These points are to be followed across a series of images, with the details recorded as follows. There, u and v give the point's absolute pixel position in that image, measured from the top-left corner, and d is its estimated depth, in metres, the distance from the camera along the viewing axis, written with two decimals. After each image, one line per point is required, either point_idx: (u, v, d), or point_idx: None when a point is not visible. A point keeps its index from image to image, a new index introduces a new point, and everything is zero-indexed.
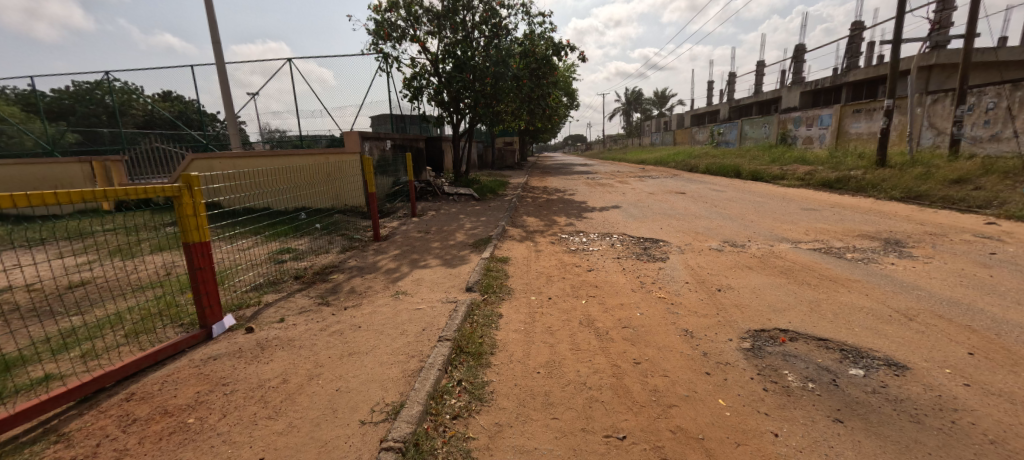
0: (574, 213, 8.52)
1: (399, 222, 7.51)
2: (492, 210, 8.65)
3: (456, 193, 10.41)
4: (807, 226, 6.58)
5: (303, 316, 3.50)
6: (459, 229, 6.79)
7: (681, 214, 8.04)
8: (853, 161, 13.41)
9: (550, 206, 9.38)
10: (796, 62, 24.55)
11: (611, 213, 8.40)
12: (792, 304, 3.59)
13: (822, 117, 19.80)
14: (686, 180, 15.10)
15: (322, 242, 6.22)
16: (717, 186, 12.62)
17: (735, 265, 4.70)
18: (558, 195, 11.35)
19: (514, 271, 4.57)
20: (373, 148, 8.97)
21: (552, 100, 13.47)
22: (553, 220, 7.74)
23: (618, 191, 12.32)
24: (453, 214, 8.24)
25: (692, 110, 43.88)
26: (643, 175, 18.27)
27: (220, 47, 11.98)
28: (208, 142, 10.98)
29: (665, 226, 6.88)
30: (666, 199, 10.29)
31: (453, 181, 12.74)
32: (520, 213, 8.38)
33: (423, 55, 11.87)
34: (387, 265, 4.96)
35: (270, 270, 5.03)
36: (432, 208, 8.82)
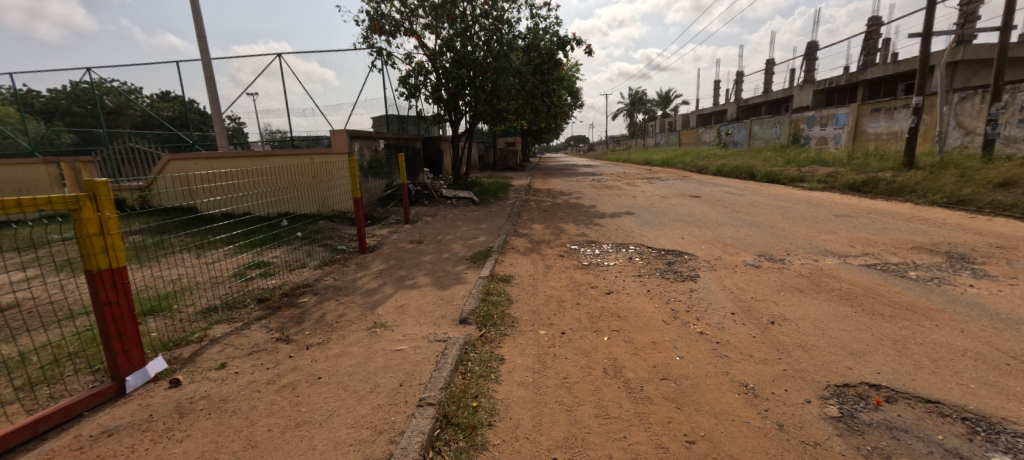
0: (583, 219, 7.76)
1: (389, 230, 6.78)
2: (493, 216, 7.91)
3: (455, 197, 9.65)
4: (849, 236, 5.81)
5: (250, 360, 2.75)
6: (455, 239, 6.04)
7: (702, 220, 7.29)
8: (878, 162, 12.62)
9: (556, 211, 8.63)
10: (808, 60, 23.70)
11: (624, 220, 7.66)
12: (872, 346, 2.82)
13: (837, 116, 18.97)
14: (699, 182, 14.33)
15: (300, 254, 5.49)
16: (733, 189, 11.85)
17: (781, 287, 3.94)
18: (564, 198, 10.60)
19: (519, 294, 3.83)
20: (364, 148, 8.19)
21: (557, 97, 12.72)
22: (561, 228, 6.99)
23: (628, 194, 11.57)
24: (451, 221, 7.50)
25: (698, 110, 43.03)
26: (651, 176, 17.51)
27: (205, 42, 11.31)
28: (194, 143, 10.50)
29: (687, 236, 6.13)
30: (682, 204, 9.52)
31: (453, 183, 11.99)
32: (524, 220, 7.63)
33: (419, 50, 11.14)
34: (369, 285, 4.22)
35: (233, 289, 4.31)
36: (427, 214, 8.08)
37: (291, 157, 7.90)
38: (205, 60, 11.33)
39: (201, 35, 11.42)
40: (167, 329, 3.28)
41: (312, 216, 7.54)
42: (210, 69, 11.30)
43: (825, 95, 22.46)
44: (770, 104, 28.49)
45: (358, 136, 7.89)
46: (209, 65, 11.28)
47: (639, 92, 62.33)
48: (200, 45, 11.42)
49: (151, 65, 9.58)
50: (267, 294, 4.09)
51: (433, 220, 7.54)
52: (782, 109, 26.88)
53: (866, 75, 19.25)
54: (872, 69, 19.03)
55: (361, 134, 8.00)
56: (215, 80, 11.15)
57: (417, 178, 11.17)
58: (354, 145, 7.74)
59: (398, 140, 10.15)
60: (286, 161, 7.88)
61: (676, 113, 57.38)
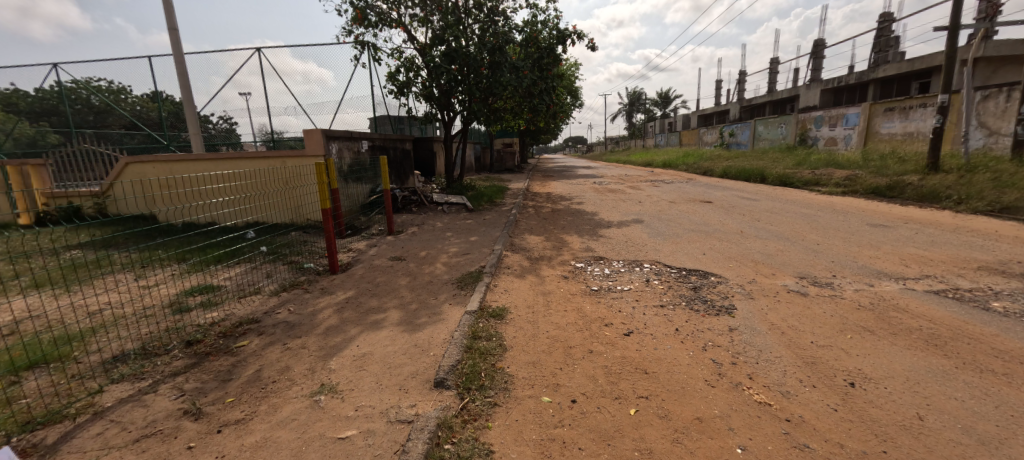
0: (587, 229, 6.96)
1: (369, 243, 5.98)
2: (487, 225, 7.11)
3: (446, 203, 8.87)
4: (897, 252, 5.04)
5: (131, 454, 1.94)
6: (442, 255, 5.25)
7: (721, 231, 6.52)
8: (897, 165, 11.88)
9: (556, 219, 7.85)
10: (815, 59, 22.97)
11: (633, 230, 6.88)
12: (1005, 427, 2.02)
13: (848, 116, 18.25)
14: (706, 185, 13.60)
15: (259, 275, 4.68)
16: (744, 193, 11.11)
17: (844, 325, 3.14)
18: (564, 204, 9.81)
19: (514, 336, 3.02)
20: (344, 150, 7.32)
21: (557, 95, 11.93)
22: (563, 240, 6.20)
23: (632, 198, 10.82)
24: (440, 231, 6.71)
25: (699, 110, 42.27)
26: (655, 179, 16.80)
27: (177, 35, 10.46)
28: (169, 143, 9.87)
29: (708, 251, 5.36)
30: (694, 210, 8.74)
31: (445, 187, 11.20)
32: (522, 230, 6.84)
33: (409, 44, 10.33)
34: (330, 321, 3.42)
35: (161, 327, 3.48)
36: (414, 223, 7.29)
37: (261, 161, 7.03)
38: (177, 55, 10.48)
39: (172, 27, 10.57)
40: (44, 393, 2.47)
41: (284, 227, 6.73)
42: (183, 65, 10.47)
43: (833, 94, 21.73)
44: (774, 105, 27.75)
45: (336, 137, 7.05)
46: (181, 60, 10.44)
47: (638, 92, 61.59)
48: (172, 38, 10.58)
49: (118, 62, 8.84)
50: (199, 333, 3.27)
51: (420, 231, 6.75)
52: (787, 109, 26.16)
53: (877, 73, 18.52)
54: (884, 68, 18.33)
55: (340, 135, 7.15)
56: (187, 76, 10.31)
57: (407, 181, 10.37)
58: (331, 147, 6.86)
59: (386, 141, 9.35)
60: (255, 164, 7.06)
61: (676, 113, 56.68)
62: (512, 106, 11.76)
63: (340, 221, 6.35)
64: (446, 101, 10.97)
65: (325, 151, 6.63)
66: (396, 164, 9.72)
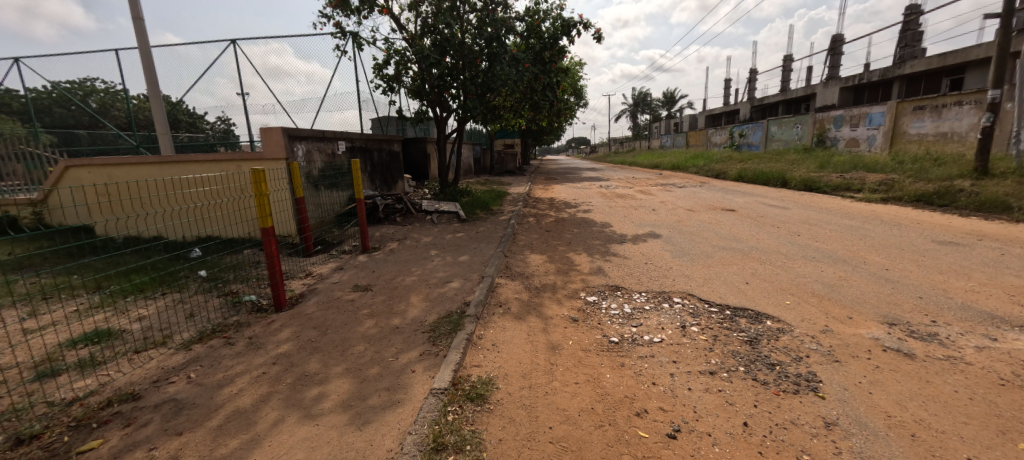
0: (597, 245, 5.89)
1: (335, 265, 4.95)
2: (480, 240, 6.06)
3: (437, 211, 7.94)
4: (996, 284, 3.95)
5: None
6: (419, 284, 4.20)
7: (758, 248, 5.46)
8: (938, 168, 10.75)
9: (561, 232, 6.80)
10: (833, 55, 21.80)
11: (651, 246, 5.82)
12: None
13: (872, 115, 17.11)
14: (723, 189, 12.54)
15: (181, 314, 3.65)
16: (768, 199, 10.04)
17: (1006, 423, 2.05)
18: (569, 212, 8.76)
19: (499, 441, 1.95)
20: (313, 152, 6.30)
21: (561, 91, 10.87)
22: (569, 261, 5.15)
23: (644, 205, 9.76)
24: (424, 248, 5.67)
25: (707, 110, 41.04)
26: (664, 182, 15.72)
27: (143, 25, 9.50)
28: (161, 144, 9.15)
29: (751, 279, 4.29)
30: (717, 221, 7.66)
31: (439, 193, 10.19)
32: (520, 246, 5.80)
33: (398, 34, 9.32)
34: (235, 400, 2.36)
35: (1, 404, 2.45)
36: (395, 237, 6.26)
37: (212, 166, 5.98)
38: (142, 47, 9.51)
39: (138, 16, 9.61)
40: None
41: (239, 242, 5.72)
42: (150, 58, 9.51)
43: (853, 93, 20.54)
44: (788, 104, 26.57)
45: (303, 136, 6.01)
46: (146, 52, 9.47)
47: (643, 92, 60.37)
48: (138, 29, 9.62)
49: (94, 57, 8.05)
50: (42, 420, 2.24)
51: (400, 248, 5.72)
52: (802, 109, 24.98)
53: (903, 70, 17.36)
54: (910, 64, 17.17)
55: (307, 134, 6.10)
56: (153, 70, 9.36)
57: (394, 186, 9.35)
58: (296, 149, 5.82)
59: (370, 142, 8.35)
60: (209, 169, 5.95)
61: (682, 114, 55.51)
62: (512, 104, 10.71)
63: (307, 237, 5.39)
64: (439, 98, 9.94)
65: (287, 153, 5.59)
66: (381, 168, 8.72)
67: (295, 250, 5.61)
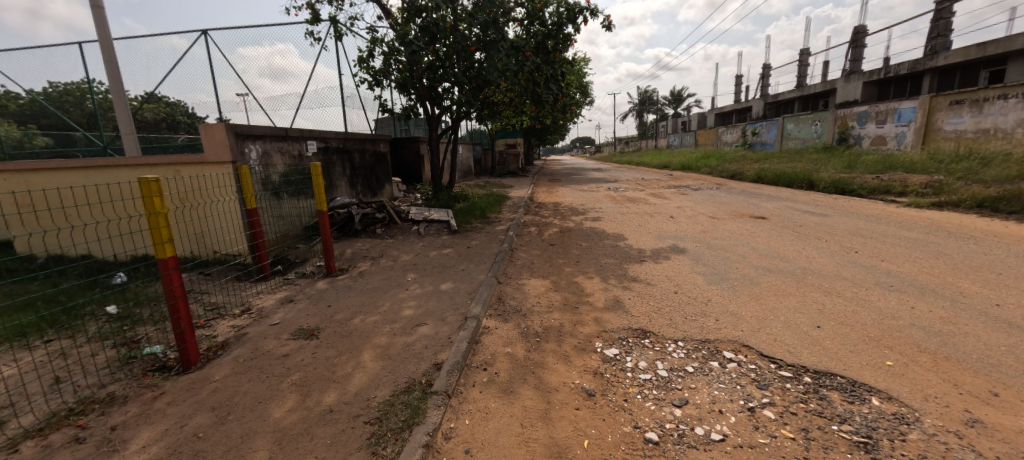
0: (612, 266, 4.84)
1: (284, 295, 3.95)
2: (470, 259, 5.04)
3: (425, 220, 7.00)
4: None
5: None
6: (382, 328, 3.18)
7: (814, 272, 4.39)
8: (990, 168, 9.59)
9: (567, 247, 5.76)
10: (854, 48, 20.57)
11: (678, 266, 4.78)
12: None
13: (901, 111, 15.91)
14: (744, 192, 11.46)
15: (44, 379, 2.64)
16: (800, 205, 8.96)
17: None
18: (577, 221, 7.73)
19: None
20: (273, 153, 5.31)
21: (568, 85, 9.82)
22: (579, 289, 4.11)
23: (660, 211, 8.71)
24: (402, 270, 4.66)
25: (716, 109, 39.77)
26: (677, 184, 14.63)
27: (102, 14, 8.57)
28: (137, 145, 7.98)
29: (823, 321, 3.23)
30: (748, 231, 6.60)
31: (431, 199, 9.17)
32: (518, 267, 4.77)
33: (383, 21, 8.34)
34: None
35: None
36: (370, 254, 5.26)
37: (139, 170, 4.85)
38: (103, 39, 8.59)
39: (97, 4, 8.68)
40: None
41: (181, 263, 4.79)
42: (111, 50, 8.59)
43: (877, 88, 19.28)
44: (804, 101, 25.31)
45: (258, 135, 5.00)
46: (107, 44, 8.55)
47: (649, 91, 59.13)
48: (98, 18, 8.70)
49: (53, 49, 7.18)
50: None
51: (373, 269, 4.71)
52: (820, 105, 23.73)
53: (936, 62, 16.10)
54: (944, 55, 15.91)
55: (264, 133, 5.09)
56: (115, 63, 8.43)
57: (380, 191, 8.37)
58: (248, 150, 4.83)
59: (351, 142, 7.36)
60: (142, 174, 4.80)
61: (689, 113, 54.15)
62: (513, 100, 9.67)
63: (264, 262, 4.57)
64: (430, 93, 8.92)
65: (235, 155, 4.59)
66: (364, 170, 7.73)
67: (248, 273, 4.68)
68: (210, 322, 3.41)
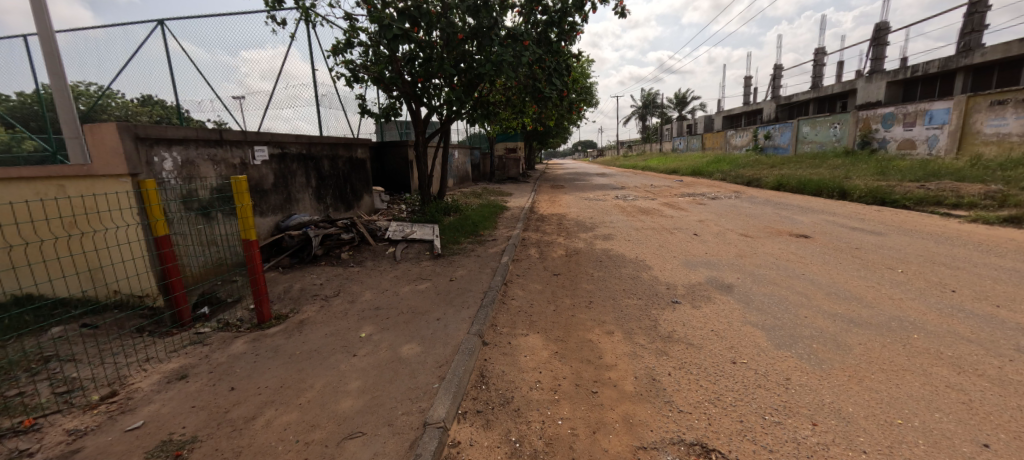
0: (636, 312, 3.65)
1: (177, 367, 2.79)
2: (450, 300, 3.86)
3: (405, 240, 5.93)
4: None
5: None
6: (292, 443, 2.01)
7: (915, 326, 3.20)
8: None
9: (576, 279, 4.59)
10: (876, 46, 19.42)
11: (724, 310, 3.61)
12: None
13: (933, 113, 14.73)
14: (769, 202, 10.30)
15: None
16: (842, 219, 7.79)
17: None
18: (585, 240, 6.57)
19: None
20: (202, 162, 4.17)
21: (574, 82, 8.68)
22: (595, 354, 2.93)
23: (681, 226, 7.54)
24: (357, 317, 3.50)
25: (724, 111, 38.59)
26: (691, 192, 13.45)
27: None
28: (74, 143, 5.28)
29: (987, 432, 2.05)
30: (795, 254, 5.43)
31: (417, 212, 8.01)
32: (511, 313, 3.60)
33: (361, 7, 7.23)
34: None
35: None
36: (322, 290, 4.10)
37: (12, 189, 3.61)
38: None
39: None
40: None
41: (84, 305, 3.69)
42: None
43: (901, 88, 18.07)
44: (820, 102, 24.09)
45: (175, 138, 3.84)
46: None
47: (653, 94, 58.00)
48: None
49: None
50: None
51: (318, 316, 3.55)
52: (837, 107, 22.52)
53: (971, 60, 14.93)
54: (980, 52, 14.74)
55: (186, 135, 3.94)
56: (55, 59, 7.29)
57: (357, 203, 7.23)
58: (158, 159, 3.68)
59: (319, 146, 6.22)
60: (7, 194, 3.60)
61: (695, 115, 52.99)
62: (510, 98, 8.51)
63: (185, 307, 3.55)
64: (413, 89, 7.72)
65: (135, 164, 3.43)
66: (336, 180, 6.60)
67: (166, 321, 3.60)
68: (39, 425, 2.22)
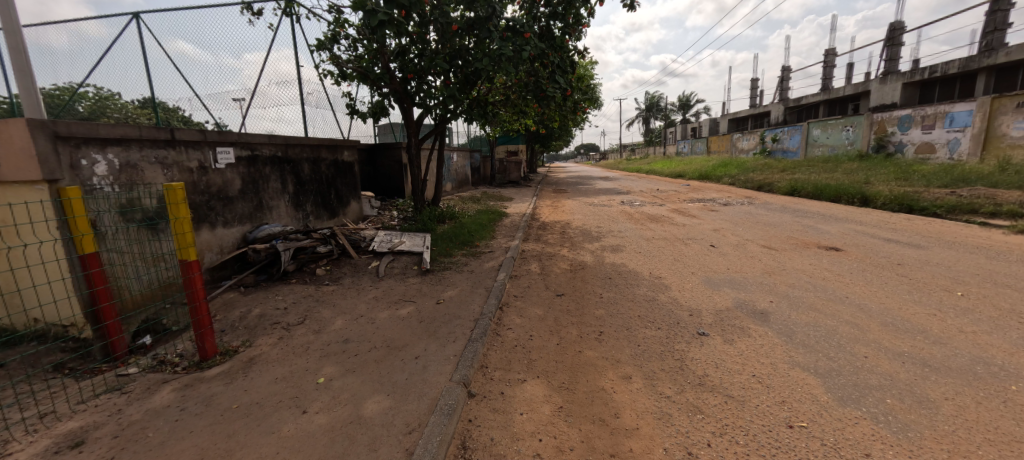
0: (656, 348, 3.03)
1: (76, 427, 2.18)
2: (434, 330, 3.25)
3: (392, 253, 5.35)
4: None
5: None
6: None
7: (1007, 372, 2.57)
8: None
9: (581, 302, 3.97)
10: (891, 46, 18.77)
11: (762, 347, 2.99)
12: None
13: (955, 115, 14.08)
14: (786, 209, 9.66)
15: None
16: (871, 229, 7.13)
17: None
18: (591, 252, 5.96)
19: None
20: (149, 164, 3.59)
21: (580, 79, 8.06)
22: (609, 411, 2.31)
23: (695, 236, 6.92)
24: (319, 355, 2.89)
25: (729, 114, 37.93)
26: (700, 197, 12.83)
27: None
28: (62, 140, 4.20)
29: None
30: (830, 271, 4.80)
31: (409, 220, 7.41)
32: (505, 349, 2.99)
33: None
34: None
35: None
36: (286, 315, 3.50)
37: None
38: None
39: None
40: None
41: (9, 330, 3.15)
42: None
43: (918, 90, 17.39)
44: (830, 104, 23.40)
45: (111, 137, 3.26)
46: None
47: (656, 96, 57.47)
48: None
49: None
50: None
51: (273, 352, 2.94)
52: (849, 110, 21.83)
53: (995, 59, 14.25)
54: (1004, 52, 14.09)
55: (127, 134, 3.37)
56: None
57: (342, 210, 6.65)
58: (88, 161, 3.10)
59: (299, 149, 5.63)
60: None
61: (699, 118, 52.33)
62: (510, 98, 7.88)
63: (118, 339, 2.98)
64: (405, 86, 7.13)
65: (53, 168, 2.84)
66: (318, 185, 6.02)
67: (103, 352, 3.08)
68: None
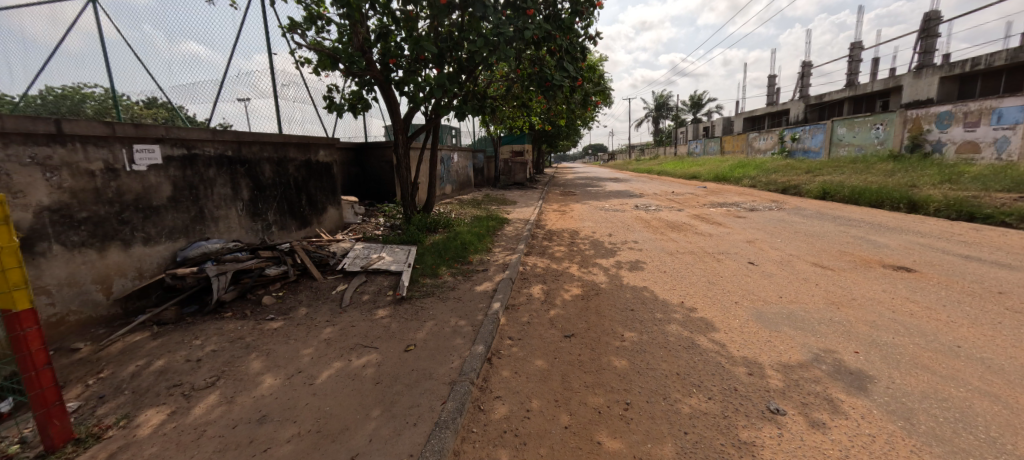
0: (715, 441, 2.02)
1: None
2: (391, 402, 2.28)
3: (365, 273, 4.43)
4: None
5: None
6: None
7: None
8: None
9: (598, 349, 2.99)
10: (924, 39, 17.55)
11: (877, 441, 1.99)
12: None
13: (1004, 111, 12.85)
14: (823, 215, 8.57)
15: None
16: (937, 241, 6.04)
17: None
18: (605, 270, 4.97)
19: None
20: (19, 168, 2.70)
21: (594, 70, 7.05)
22: None
23: (728, 249, 5.89)
24: (212, 449, 1.95)
25: (743, 112, 36.57)
26: (722, 201, 11.75)
27: None
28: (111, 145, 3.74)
29: None
30: (916, 301, 3.76)
31: (396, 229, 6.48)
32: (490, 440, 2.02)
33: None
34: None
35: None
36: (197, 371, 2.57)
37: None
38: None
39: None
40: None
41: None
42: None
43: (957, 84, 16.12)
44: (856, 101, 22.09)
45: None
46: None
47: (666, 96, 56.14)
48: None
49: None
50: None
51: (150, 442, 2.01)
52: (877, 107, 20.54)
53: None
54: None
55: None
56: None
57: (315, 219, 5.72)
58: None
59: (257, 147, 4.70)
60: None
61: (710, 117, 50.88)
62: (512, 90, 6.92)
63: None
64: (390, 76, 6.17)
65: None
66: (282, 190, 5.09)
67: None
68: None
